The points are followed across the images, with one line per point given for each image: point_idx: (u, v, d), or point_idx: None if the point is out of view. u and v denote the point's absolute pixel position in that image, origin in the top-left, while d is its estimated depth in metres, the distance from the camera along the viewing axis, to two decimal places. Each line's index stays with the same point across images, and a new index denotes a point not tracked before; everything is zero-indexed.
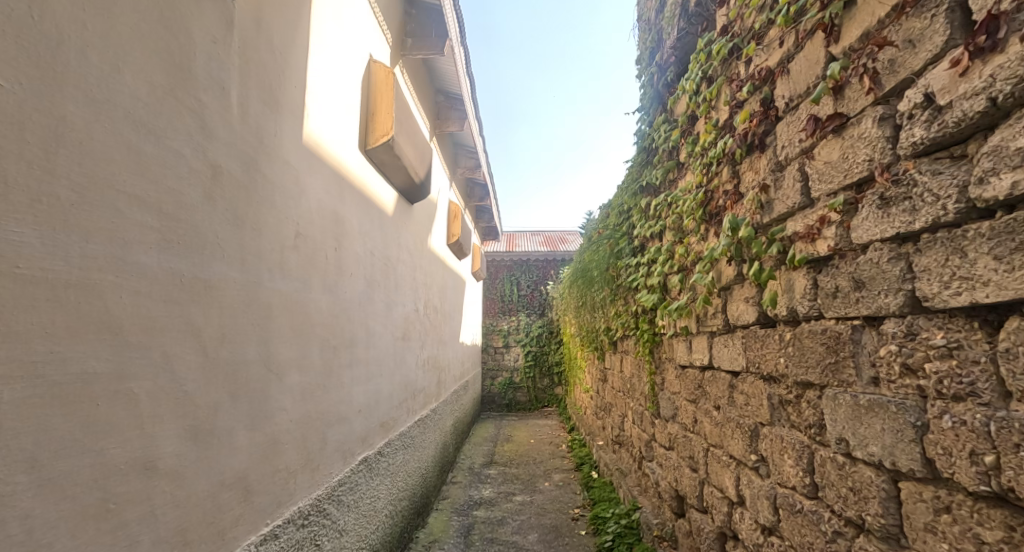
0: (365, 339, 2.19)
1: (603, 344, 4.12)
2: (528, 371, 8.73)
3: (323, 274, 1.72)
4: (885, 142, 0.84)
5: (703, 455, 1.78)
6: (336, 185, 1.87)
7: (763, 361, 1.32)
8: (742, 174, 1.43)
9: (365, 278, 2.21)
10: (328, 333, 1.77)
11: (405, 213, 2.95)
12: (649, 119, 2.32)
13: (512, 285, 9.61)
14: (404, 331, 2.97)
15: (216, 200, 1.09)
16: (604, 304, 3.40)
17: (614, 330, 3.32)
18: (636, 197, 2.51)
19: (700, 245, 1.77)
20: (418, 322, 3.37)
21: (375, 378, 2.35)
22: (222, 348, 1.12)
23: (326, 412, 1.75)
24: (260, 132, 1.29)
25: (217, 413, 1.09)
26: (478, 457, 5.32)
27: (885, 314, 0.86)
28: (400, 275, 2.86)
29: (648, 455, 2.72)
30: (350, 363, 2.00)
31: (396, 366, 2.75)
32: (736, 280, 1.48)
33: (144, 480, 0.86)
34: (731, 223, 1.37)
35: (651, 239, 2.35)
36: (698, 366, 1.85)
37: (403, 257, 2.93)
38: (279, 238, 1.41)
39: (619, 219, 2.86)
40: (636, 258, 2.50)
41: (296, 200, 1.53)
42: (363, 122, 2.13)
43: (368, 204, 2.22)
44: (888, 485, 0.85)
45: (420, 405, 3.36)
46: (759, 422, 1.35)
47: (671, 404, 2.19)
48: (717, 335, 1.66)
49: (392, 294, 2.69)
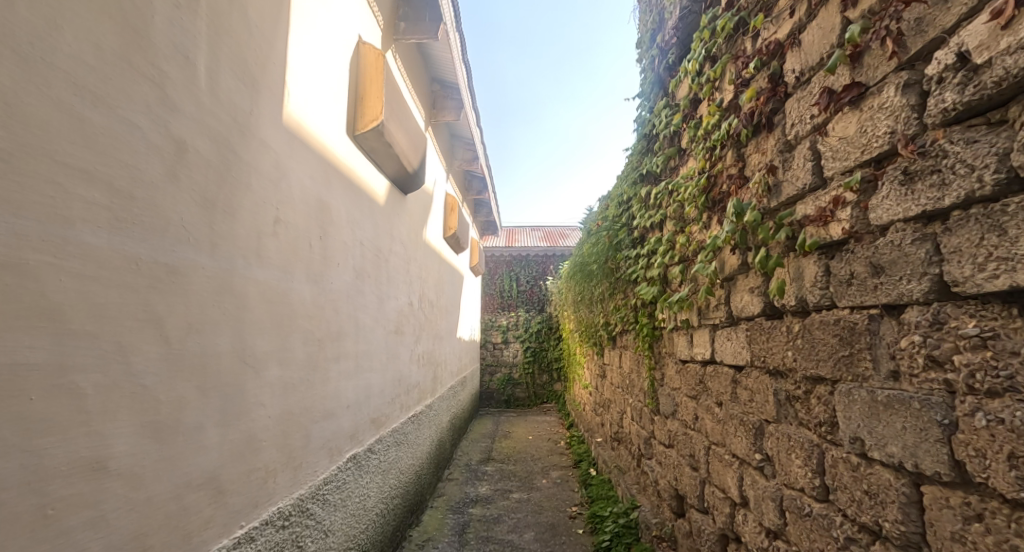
0: (354, 333, 2.12)
1: (602, 339, 4.06)
2: (528, 366, 8.68)
3: (306, 264, 1.64)
4: (910, 111, 0.75)
5: (704, 453, 1.71)
6: (321, 170, 1.79)
7: (768, 355, 1.24)
8: (747, 157, 1.35)
9: (354, 269, 2.13)
10: (312, 326, 1.70)
11: (399, 204, 2.87)
12: (649, 105, 2.24)
13: (511, 280, 9.54)
14: (397, 326, 2.89)
15: (182, 180, 1.02)
16: (603, 298, 3.32)
17: (613, 325, 3.25)
18: (636, 186, 2.42)
19: (703, 234, 1.69)
20: (412, 316, 3.30)
21: (365, 373, 2.28)
22: (190, 339, 1.05)
23: (310, 408, 1.68)
24: (234, 109, 1.21)
25: (183, 409, 1.02)
26: (475, 453, 5.26)
27: (907, 302, 0.78)
28: (392, 267, 2.79)
29: (647, 453, 2.65)
30: (337, 358, 1.93)
31: (388, 362, 2.68)
32: (740, 270, 1.41)
33: (93, 481, 0.79)
34: (736, 208, 1.29)
35: (650, 229, 2.28)
36: (699, 361, 1.77)
37: (396, 249, 2.85)
38: (256, 224, 1.33)
39: (619, 210, 2.78)
40: (636, 249, 2.43)
41: (276, 184, 1.45)
42: (351, 107, 2.05)
43: (357, 192, 2.14)
44: (909, 489, 0.77)
45: (414, 401, 3.29)
46: (764, 419, 1.28)
47: (670, 400, 2.12)
48: (720, 328, 1.59)
49: (384, 286, 2.61)
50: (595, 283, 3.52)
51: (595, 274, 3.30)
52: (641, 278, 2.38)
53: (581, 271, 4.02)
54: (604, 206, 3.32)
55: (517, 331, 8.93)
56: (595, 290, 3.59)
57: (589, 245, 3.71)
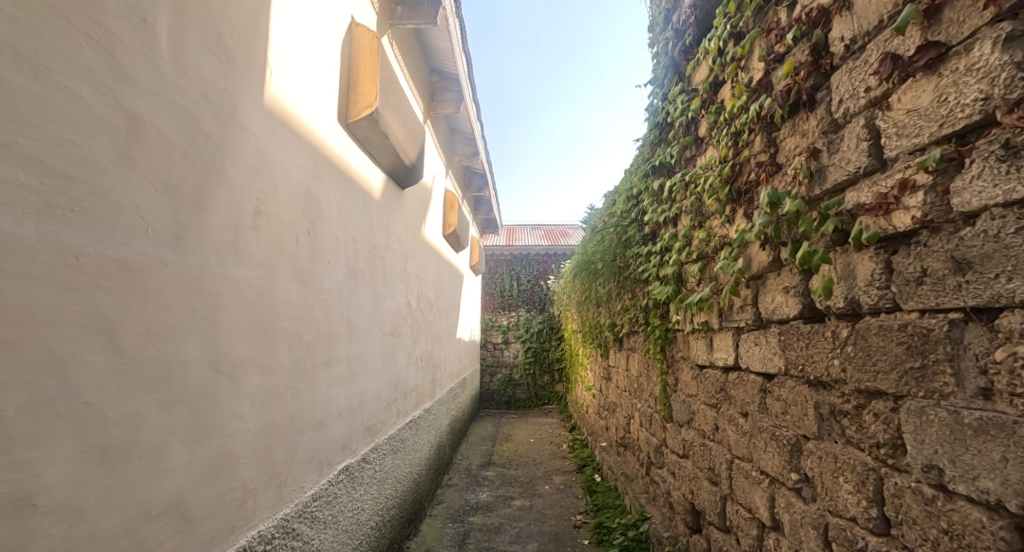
0: (346, 335, 1.98)
1: (607, 340, 3.92)
2: (528, 367, 8.54)
3: (292, 261, 1.50)
4: (1014, 70, 0.61)
5: (726, 467, 1.57)
6: (310, 159, 1.64)
7: (807, 363, 1.10)
8: (780, 141, 1.21)
9: (347, 267, 1.99)
10: (299, 328, 1.56)
11: (396, 198, 2.73)
12: (662, 92, 2.10)
13: (511, 279, 9.41)
14: (394, 327, 2.76)
15: (137, 160, 0.87)
16: (609, 297, 3.19)
17: (620, 326, 3.12)
18: (647, 179, 2.29)
19: (726, 229, 1.55)
20: (410, 317, 3.16)
21: (359, 378, 2.14)
22: (150, 344, 0.91)
23: (297, 417, 1.54)
24: (204, 85, 1.07)
25: (140, 426, 0.88)
26: (476, 458, 5.12)
27: (1004, 305, 0.64)
28: (389, 266, 2.65)
29: (658, 462, 2.51)
30: (327, 362, 1.79)
31: (383, 365, 2.54)
32: (772, 267, 1.28)
33: (16, 522, 0.65)
34: (771, 198, 1.13)
35: (663, 225, 2.14)
36: (720, 366, 1.64)
37: (392, 246, 2.71)
38: (232, 215, 1.19)
39: (629, 205, 2.64)
40: (647, 247, 2.29)
41: (256, 172, 1.30)
42: (343, 92, 1.91)
43: (349, 184, 2.00)
44: (1009, 534, 0.63)
45: (412, 405, 3.15)
46: (801, 435, 1.14)
47: (686, 408, 1.99)
48: (745, 332, 1.45)
49: (379, 286, 2.47)
50: (601, 282, 3.39)
51: (601, 272, 3.16)
52: (653, 277, 2.24)
53: (586, 269, 3.88)
54: (611, 201, 3.18)
55: (518, 331, 8.80)
56: (601, 289, 3.45)
57: (595, 243, 3.57)
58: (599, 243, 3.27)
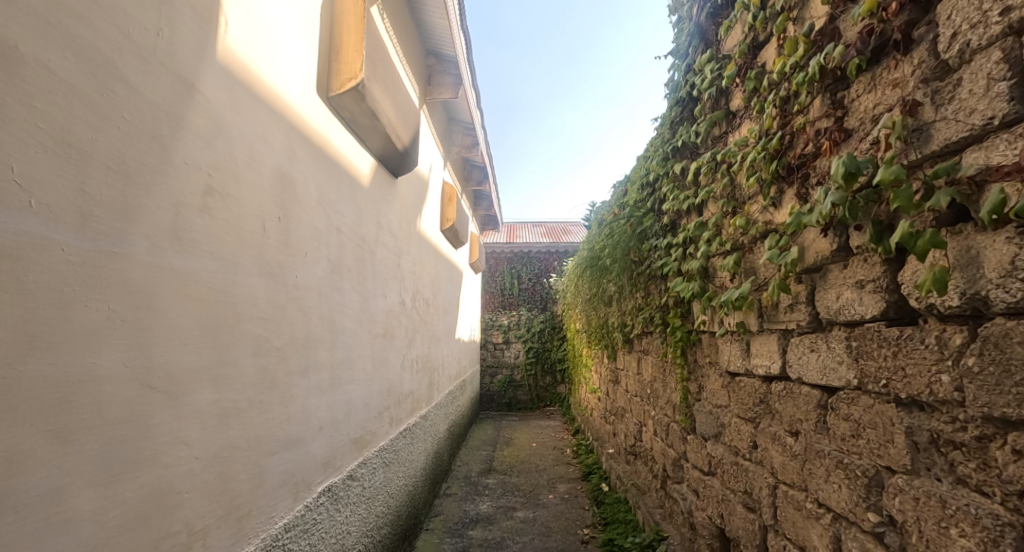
0: (328, 338, 1.74)
1: (615, 342, 3.69)
2: (529, 368, 8.31)
3: (258, 252, 1.27)
4: None
5: (768, 493, 1.34)
6: (281, 133, 1.41)
7: (895, 377, 0.87)
8: (854, 101, 0.98)
9: (329, 261, 1.76)
10: (268, 330, 1.32)
11: (387, 186, 2.50)
12: (686, 63, 1.86)
13: (511, 277, 9.18)
14: (385, 328, 2.52)
15: (11, 105, 0.63)
16: (620, 295, 2.97)
17: (633, 326, 2.88)
18: (667, 162, 2.06)
19: (771, 214, 1.31)
20: (404, 316, 2.93)
21: (343, 386, 1.91)
22: (36, 357, 0.67)
23: (266, 436, 1.30)
24: (126, 22, 0.82)
25: (16, 469, 0.64)
26: (475, 464, 4.89)
27: None
28: (379, 261, 2.42)
29: (676, 477, 2.29)
30: (304, 368, 1.55)
31: (373, 370, 2.31)
32: (839, 258, 1.05)
33: None
34: (848, 168, 0.89)
35: (688, 213, 1.91)
36: (760, 374, 1.41)
37: (383, 239, 2.48)
38: (174, 193, 0.95)
39: (646, 192, 2.40)
40: (667, 238, 2.06)
41: (208, 142, 1.06)
42: (322, 62, 1.67)
43: (331, 166, 1.76)
44: None
45: (406, 412, 2.92)
46: (882, 466, 0.91)
47: (714, 420, 1.76)
48: (795, 335, 1.23)
49: (368, 283, 2.24)
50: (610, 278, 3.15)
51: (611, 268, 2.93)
52: (674, 272, 2.01)
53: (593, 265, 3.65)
54: (623, 191, 2.93)
55: (519, 331, 8.57)
56: (610, 286, 3.22)
57: (604, 237, 3.33)
58: (609, 236, 3.03)
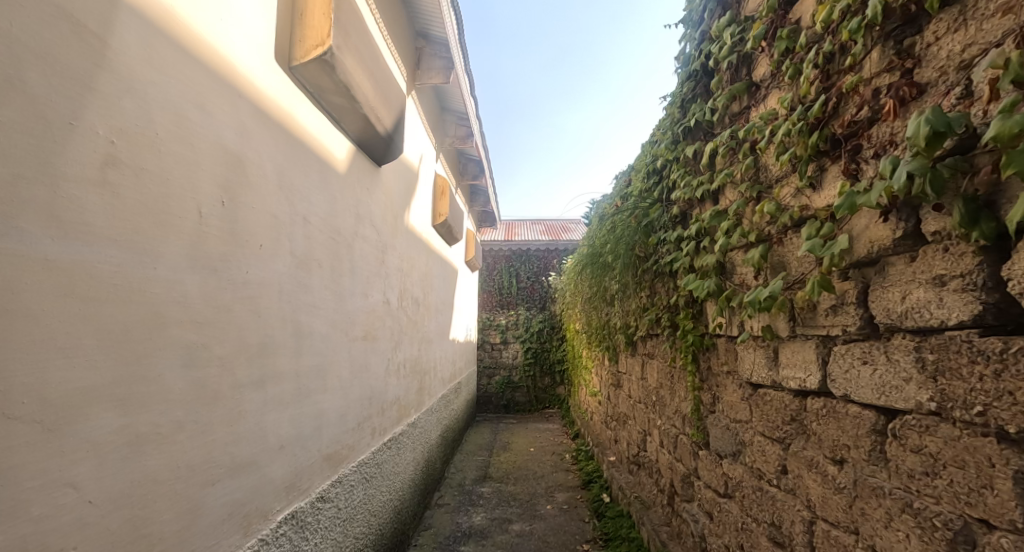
0: (289, 343, 1.53)
1: (618, 344, 3.48)
2: (528, 369, 8.10)
3: (190, 243, 1.05)
4: None
5: (802, 530, 1.13)
6: (228, 103, 1.19)
7: (997, 405, 0.66)
8: (933, 45, 0.77)
9: (291, 255, 1.54)
10: (205, 337, 1.11)
11: (366, 175, 2.28)
12: (701, 31, 1.65)
13: (510, 276, 8.97)
14: (365, 330, 2.31)
15: None
16: (623, 294, 2.75)
17: (639, 328, 2.67)
18: (678, 146, 1.84)
19: (807, 198, 1.10)
20: (389, 317, 2.72)
21: (311, 397, 1.70)
22: None
23: (203, 463, 1.09)
24: None
25: None
26: (470, 471, 4.68)
27: None
28: (357, 257, 2.20)
29: (685, 495, 2.08)
30: (257, 379, 1.34)
31: (350, 377, 2.10)
32: (906, 248, 0.83)
33: None
34: (937, 126, 0.68)
35: (703, 203, 1.70)
36: (791, 388, 1.20)
37: (362, 233, 2.26)
38: (54, 161, 0.73)
39: (653, 181, 2.18)
40: (676, 231, 1.85)
41: (117, 103, 0.85)
42: (281, 28, 1.48)
43: (291, 145, 1.55)
44: None
45: (391, 421, 2.71)
46: (974, 519, 0.70)
47: (732, 436, 1.55)
48: (840, 343, 1.01)
49: (342, 280, 2.03)
50: (613, 275, 2.94)
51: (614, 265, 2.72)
52: (685, 269, 1.80)
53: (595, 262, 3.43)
54: (626, 181, 2.71)
55: (517, 331, 8.35)
56: (612, 284, 3.00)
57: (605, 232, 3.11)
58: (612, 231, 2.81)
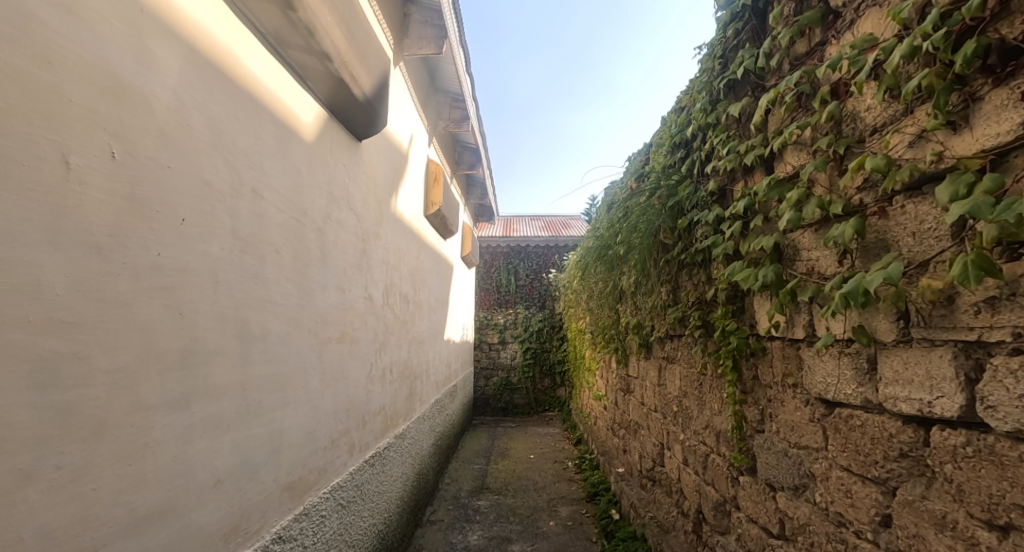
0: (226, 350, 1.20)
1: (631, 345, 3.17)
2: (527, 370, 7.79)
3: (46, 209, 0.73)
4: None
5: None
6: (120, 19, 0.87)
7: None
8: None
9: (231, 237, 1.21)
10: (79, 345, 0.78)
11: (340, 148, 1.94)
12: None
13: (508, 273, 8.65)
14: (340, 331, 1.98)
15: None
16: (641, 288, 2.43)
17: (660, 327, 2.35)
18: (718, 107, 1.52)
19: (942, 145, 0.77)
20: (372, 315, 2.39)
21: (262, 415, 1.37)
22: None
23: (70, 527, 0.76)
24: None
25: None
26: (467, 482, 4.37)
27: None
28: (327, 245, 1.86)
29: (718, 526, 1.77)
30: (177, 397, 1.01)
31: (319, 387, 1.77)
32: None
33: None
34: None
35: (754, 174, 1.38)
36: (896, 413, 0.88)
37: (335, 217, 1.93)
38: None
39: (686, 153, 1.85)
40: (715, 211, 1.54)
41: None
42: None
43: (232, 97, 1.23)
44: None
45: (373, 435, 2.39)
46: None
47: (793, 465, 1.24)
48: (1004, 355, 0.68)
49: (308, 271, 1.69)
50: (629, 267, 2.61)
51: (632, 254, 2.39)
52: (728, 256, 1.49)
53: (606, 254, 3.10)
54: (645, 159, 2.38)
55: (516, 330, 8.02)
56: (628, 278, 2.67)
57: (622, 218, 2.77)
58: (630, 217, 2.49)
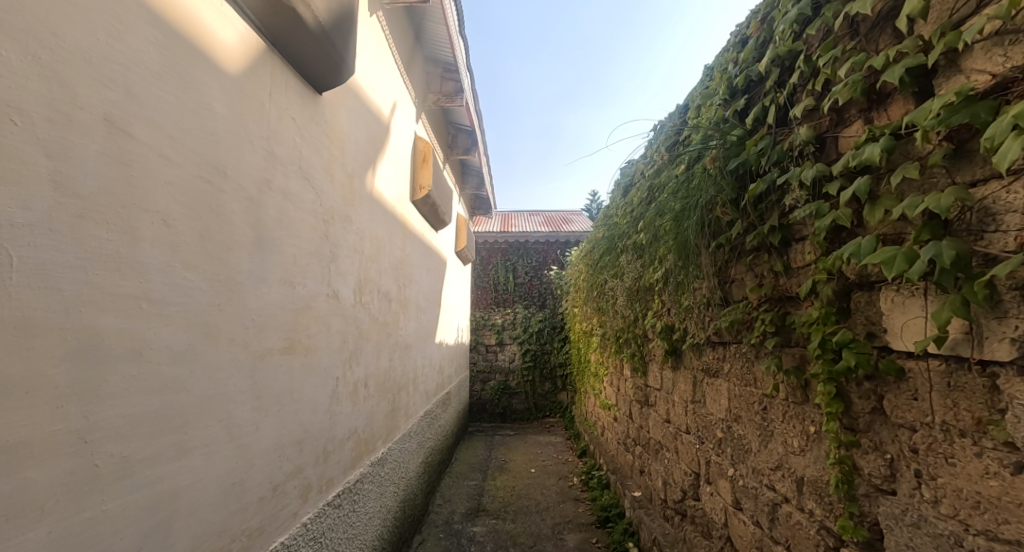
0: (46, 384, 0.70)
1: (655, 352, 2.70)
2: (526, 374, 7.32)
3: None
4: None
5: None
6: None
7: None
8: None
9: (52, 193, 0.71)
10: None
11: (284, 93, 1.45)
12: None
13: (506, 270, 8.15)
14: (286, 339, 1.50)
15: None
16: (682, 283, 1.95)
17: (709, 330, 1.88)
18: (820, 17, 1.05)
19: None
20: (337, 318, 1.91)
21: (134, 478, 0.87)
22: None
23: None
24: None
25: None
26: (461, 504, 3.89)
27: None
28: (267, 223, 1.38)
29: None
30: None
31: (250, 417, 1.28)
32: None
33: None
34: None
35: (888, 106, 0.92)
36: None
37: (279, 186, 1.43)
38: None
39: (759, 98, 1.37)
40: (807, 167, 1.08)
41: None
42: None
43: None
44: None
45: (339, 468, 1.90)
46: None
47: None
48: None
49: (231, 258, 1.20)
50: (664, 258, 2.13)
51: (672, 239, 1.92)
52: (830, 230, 1.03)
53: (630, 242, 2.62)
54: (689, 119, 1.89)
55: (514, 331, 7.52)
56: (660, 270, 2.19)
57: (651, 198, 2.29)
58: (666, 194, 2.01)
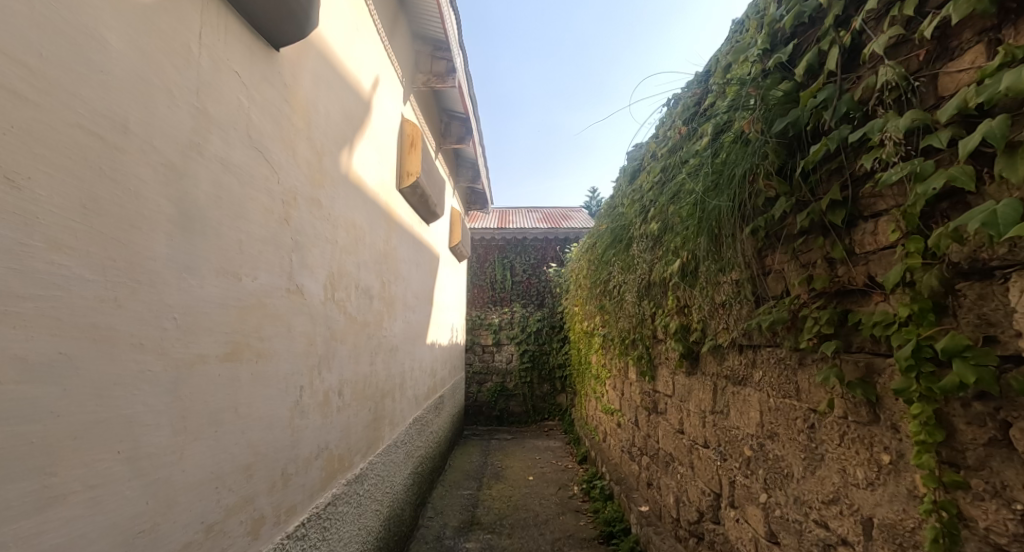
0: None
1: (666, 355, 2.44)
2: (524, 375, 7.06)
3: None
4: None
5: None
6: None
7: None
8: None
9: None
10: None
11: (220, 38, 1.17)
12: None
13: (503, 268, 7.88)
14: (227, 344, 1.22)
15: None
16: (706, 275, 1.69)
17: (737, 330, 1.62)
18: None
19: None
20: (299, 318, 1.64)
21: None
22: None
23: None
24: None
25: None
26: (453, 516, 3.62)
27: None
28: (197, 200, 1.10)
29: None
30: None
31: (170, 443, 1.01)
32: None
33: None
34: None
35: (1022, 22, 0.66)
36: None
37: (216, 155, 1.16)
38: None
39: (811, 43, 1.10)
40: (889, 119, 0.82)
41: None
42: None
43: None
44: None
45: (303, 492, 1.63)
46: None
47: None
48: None
49: (140, 241, 0.93)
50: (683, 247, 1.87)
51: (694, 224, 1.66)
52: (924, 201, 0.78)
53: (643, 230, 2.36)
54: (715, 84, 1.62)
55: (511, 331, 7.26)
56: (679, 261, 1.93)
57: (667, 179, 2.02)
58: (685, 173, 1.74)
